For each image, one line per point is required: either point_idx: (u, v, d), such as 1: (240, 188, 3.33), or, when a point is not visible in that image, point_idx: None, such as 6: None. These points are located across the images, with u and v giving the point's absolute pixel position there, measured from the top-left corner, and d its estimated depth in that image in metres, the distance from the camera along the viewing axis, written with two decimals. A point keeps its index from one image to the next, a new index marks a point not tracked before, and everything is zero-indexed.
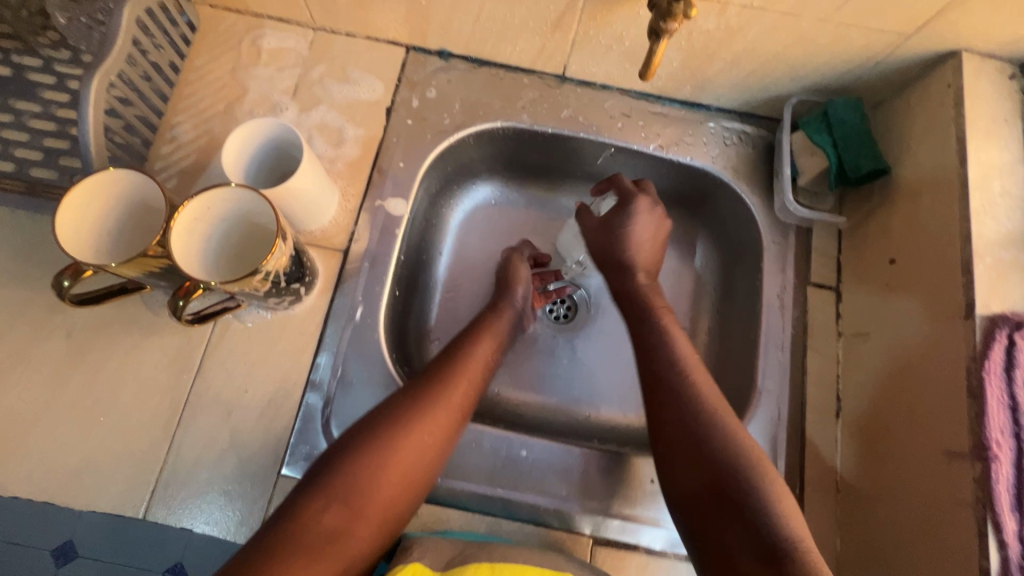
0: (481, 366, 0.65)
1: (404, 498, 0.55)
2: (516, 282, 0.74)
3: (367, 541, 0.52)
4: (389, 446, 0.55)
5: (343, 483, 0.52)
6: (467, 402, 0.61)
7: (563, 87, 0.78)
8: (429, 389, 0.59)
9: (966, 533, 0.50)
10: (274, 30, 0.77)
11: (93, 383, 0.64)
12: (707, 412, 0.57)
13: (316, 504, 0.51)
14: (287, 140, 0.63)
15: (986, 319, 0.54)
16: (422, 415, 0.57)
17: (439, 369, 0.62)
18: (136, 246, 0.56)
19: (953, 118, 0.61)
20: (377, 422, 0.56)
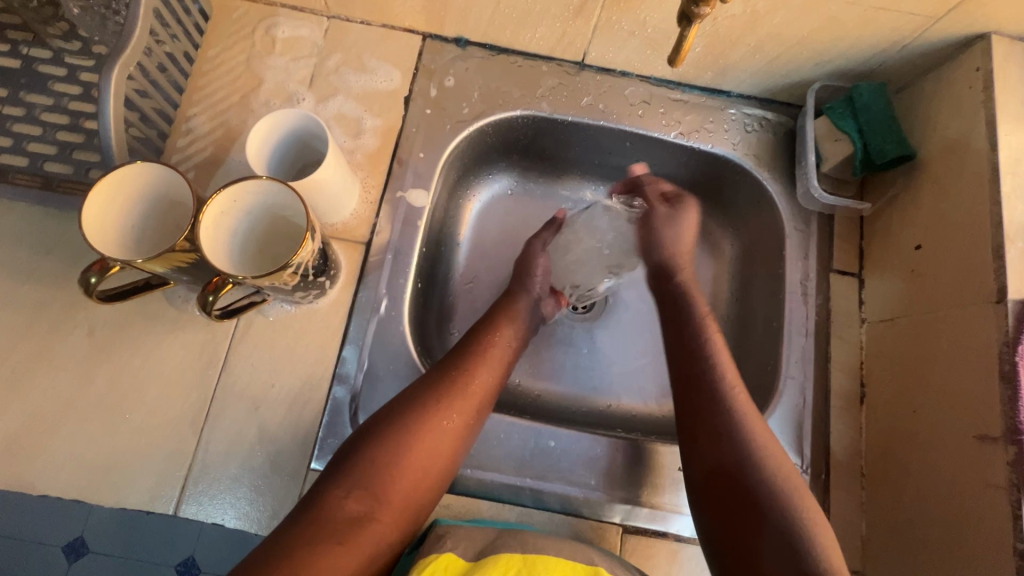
0: (500, 354, 0.64)
1: (426, 487, 0.54)
2: (530, 269, 0.74)
3: (389, 529, 0.51)
4: (407, 435, 0.54)
5: (363, 471, 0.52)
6: (488, 391, 0.60)
7: (582, 74, 0.77)
8: (447, 378, 0.58)
9: (1000, 515, 0.51)
10: (288, 19, 0.75)
11: (117, 380, 0.63)
12: (739, 418, 0.57)
13: (338, 493, 0.51)
14: (312, 131, 0.62)
15: (1018, 304, 0.54)
16: (439, 402, 0.57)
17: (457, 357, 0.61)
18: (161, 240, 0.56)
19: (983, 102, 0.61)
20: (399, 410, 0.56)
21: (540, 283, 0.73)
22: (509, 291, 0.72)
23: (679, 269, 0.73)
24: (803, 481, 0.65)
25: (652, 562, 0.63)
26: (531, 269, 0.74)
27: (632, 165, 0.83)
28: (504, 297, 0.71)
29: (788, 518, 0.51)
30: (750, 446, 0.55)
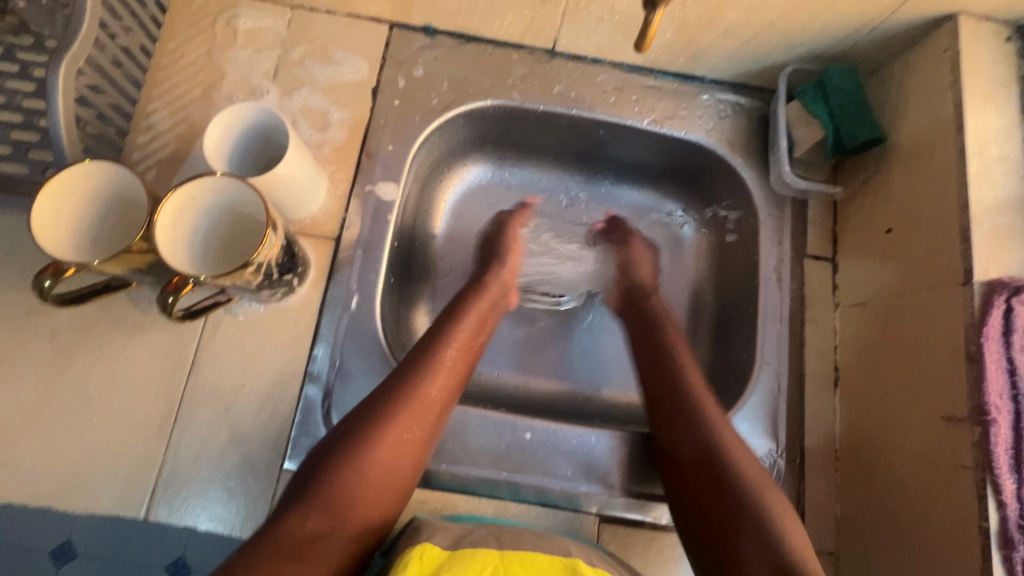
0: (464, 347, 0.62)
1: (390, 495, 0.52)
2: (503, 251, 0.73)
3: (354, 544, 0.49)
4: (369, 445, 0.51)
5: (325, 486, 0.49)
6: (449, 392, 0.58)
7: (553, 62, 0.76)
8: (408, 379, 0.56)
9: (966, 494, 0.51)
10: (250, 9, 0.73)
11: (83, 385, 0.62)
12: (709, 424, 0.57)
13: (297, 513, 0.47)
14: (273, 126, 0.61)
15: (983, 285, 0.54)
16: (401, 409, 0.54)
17: (415, 358, 0.59)
18: (121, 234, 0.55)
19: (951, 83, 0.61)
20: (358, 422, 0.53)
21: (512, 268, 0.72)
22: (475, 279, 0.70)
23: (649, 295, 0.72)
24: (777, 465, 0.66)
25: (629, 550, 0.63)
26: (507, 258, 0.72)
27: (608, 154, 0.82)
28: (471, 285, 0.69)
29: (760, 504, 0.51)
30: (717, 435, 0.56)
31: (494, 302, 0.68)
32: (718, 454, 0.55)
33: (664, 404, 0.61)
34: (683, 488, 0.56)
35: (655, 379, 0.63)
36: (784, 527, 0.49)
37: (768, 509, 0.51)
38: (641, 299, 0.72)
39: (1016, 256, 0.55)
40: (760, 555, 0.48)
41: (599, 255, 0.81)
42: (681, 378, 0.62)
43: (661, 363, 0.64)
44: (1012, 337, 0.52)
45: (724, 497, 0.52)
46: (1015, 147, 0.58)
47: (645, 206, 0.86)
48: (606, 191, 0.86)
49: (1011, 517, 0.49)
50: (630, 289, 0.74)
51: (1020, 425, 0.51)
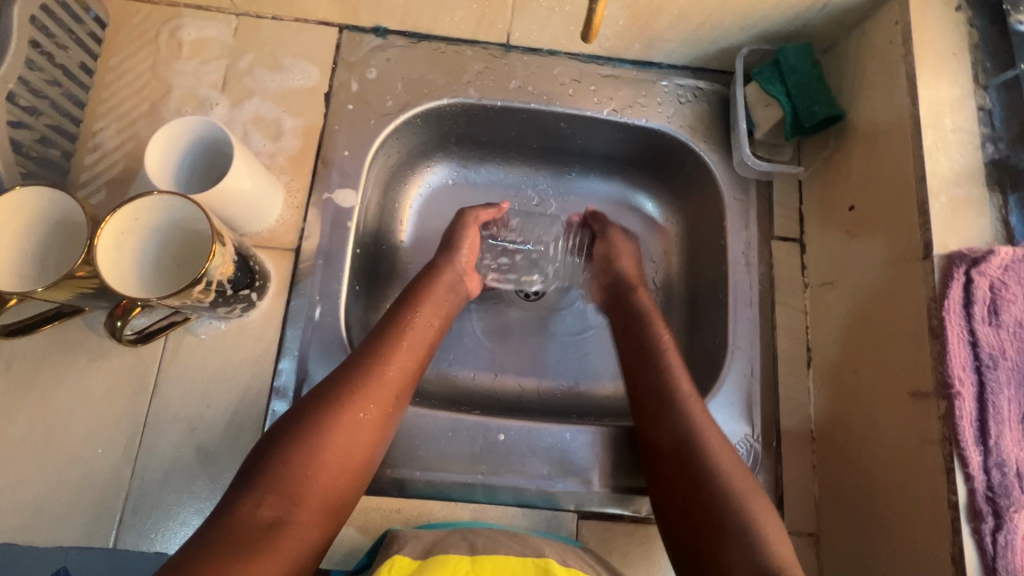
0: (420, 332, 0.60)
1: (345, 485, 0.50)
2: (458, 239, 0.70)
3: (307, 531, 0.47)
4: (320, 426, 0.50)
5: (275, 471, 0.47)
6: (405, 377, 0.57)
7: (508, 56, 0.75)
8: (360, 364, 0.55)
9: (934, 468, 0.51)
10: (193, 19, 0.71)
11: (43, 415, 0.60)
12: (690, 417, 0.57)
13: (247, 498, 0.46)
14: (217, 138, 0.59)
15: (943, 258, 0.53)
16: (355, 392, 0.53)
17: (369, 342, 0.57)
18: (72, 244, 0.53)
19: (903, 56, 0.60)
20: (307, 406, 0.52)
21: (470, 256, 0.70)
22: (430, 265, 0.68)
23: (636, 292, 0.71)
24: (754, 449, 0.66)
25: (609, 547, 0.63)
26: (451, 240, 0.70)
27: (572, 146, 0.81)
28: (424, 271, 0.67)
29: (735, 498, 0.51)
30: (688, 424, 0.57)
31: (450, 286, 0.66)
32: (693, 441, 0.55)
33: (644, 392, 0.61)
34: (659, 471, 0.57)
35: (635, 360, 0.64)
36: (764, 532, 0.49)
37: (752, 515, 0.50)
38: (626, 292, 0.71)
39: (974, 227, 0.54)
40: (748, 552, 0.48)
41: (573, 246, 0.80)
42: (654, 352, 0.63)
43: (643, 347, 0.64)
44: (973, 308, 0.51)
45: (697, 483, 0.53)
46: (969, 116, 0.58)
47: (613, 197, 0.84)
48: (573, 183, 0.84)
49: (978, 489, 0.49)
50: (613, 283, 0.73)
51: (984, 397, 0.50)
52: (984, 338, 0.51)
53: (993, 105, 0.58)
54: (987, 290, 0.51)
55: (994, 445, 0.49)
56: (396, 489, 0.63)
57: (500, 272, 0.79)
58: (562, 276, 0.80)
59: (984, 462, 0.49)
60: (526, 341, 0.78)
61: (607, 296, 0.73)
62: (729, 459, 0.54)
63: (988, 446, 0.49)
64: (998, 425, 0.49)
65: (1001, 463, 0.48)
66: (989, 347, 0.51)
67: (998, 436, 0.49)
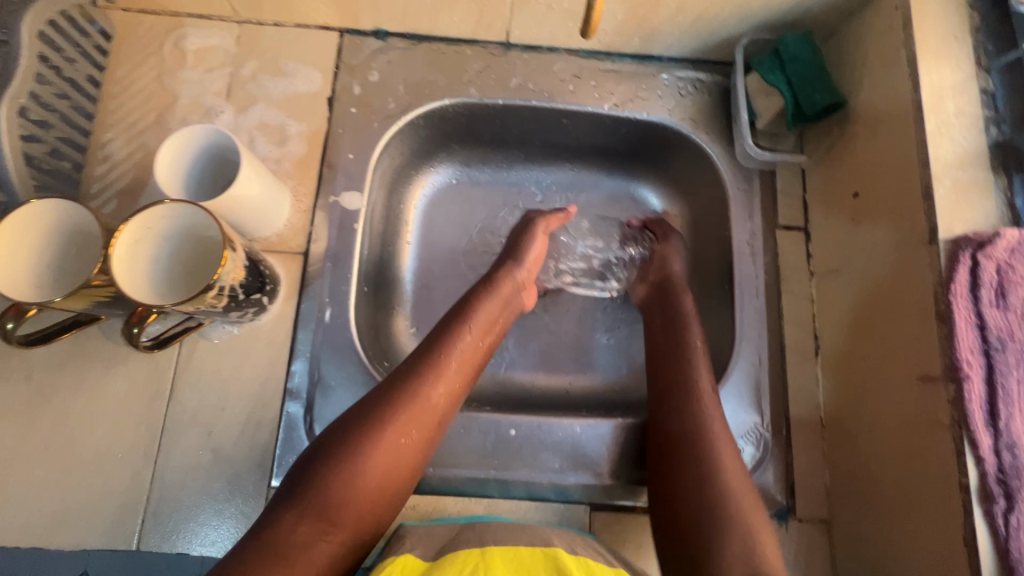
0: (469, 352, 0.60)
1: (382, 503, 0.51)
2: (520, 250, 0.70)
3: (341, 547, 0.48)
4: (366, 446, 0.50)
5: (318, 490, 0.48)
6: (451, 399, 0.57)
7: (509, 54, 0.76)
8: (409, 385, 0.55)
9: (944, 452, 0.51)
10: (196, 29, 0.72)
11: (64, 422, 0.62)
12: (701, 415, 0.58)
13: (289, 515, 0.46)
14: (226, 146, 0.60)
15: (949, 243, 0.53)
16: (402, 413, 0.53)
17: (421, 362, 0.57)
18: (88, 258, 0.55)
19: (903, 41, 0.60)
20: (355, 424, 0.52)
21: (529, 271, 0.70)
22: (489, 276, 0.67)
23: (684, 292, 0.70)
24: (764, 437, 0.67)
25: (622, 539, 0.64)
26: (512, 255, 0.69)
27: (574, 143, 0.81)
28: (481, 282, 0.67)
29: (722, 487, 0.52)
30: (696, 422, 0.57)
31: (502, 304, 0.66)
32: (705, 440, 0.56)
33: (664, 390, 0.61)
34: (665, 462, 0.57)
35: (659, 364, 0.64)
36: (749, 522, 0.50)
37: (738, 505, 0.51)
38: (671, 292, 0.70)
39: (979, 211, 0.54)
40: (736, 545, 0.49)
41: (638, 252, 0.78)
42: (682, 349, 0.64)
43: (671, 346, 0.65)
44: (980, 291, 0.51)
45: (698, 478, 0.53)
46: (971, 99, 0.57)
47: (617, 191, 0.85)
48: (577, 179, 0.85)
49: (990, 472, 0.49)
50: (659, 283, 0.72)
51: (994, 379, 0.50)
52: (992, 321, 0.51)
53: (996, 88, 0.58)
54: (994, 273, 0.51)
55: (1005, 427, 0.49)
56: None
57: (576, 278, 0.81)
58: (626, 280, 0.79)
59: (995, 444, 0.49)
60: (535, 337, 0.79)
61: (648, 295, 0.73)
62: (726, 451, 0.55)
63: (999, 428, 0.49)
64: (1008, 407, 0.49)
65: (1012, 444, 0.48)
66: (997, 329, 0.51)
67: (1008, 418, 0.49)
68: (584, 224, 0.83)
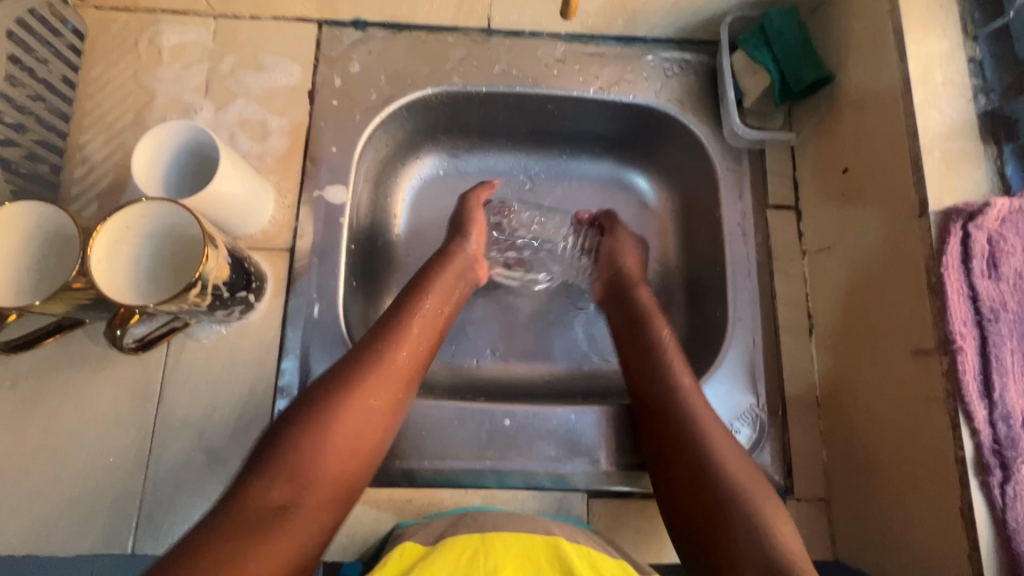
0: (428, 319, 0.60)
1: (355, 466, 0.50)
2: (467, 224, 0.70)
3: (319, 512, 0.47)
4: (330, 410, 0.50)
5: (286, 454, 0.47)
6: (415, 362, 0.56)
7: (491, 41, 0.74)
8: (369, 349, 0.55)
9: (940, 425, 0.51)
10: (171, 25, 0.71)
11: (53, 428, 0.61)
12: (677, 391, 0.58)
13: (258, 480, 0.46)
14: (203, 142, 0.59)
15: (939, 215, 0.53)
16: (366, 376, 0.53)
17: (378, 329, 0.57)
18: (64, 258, 0.53)
19: (889, 12, 0.59)
20: (317, 393, 0.51)
21: (478, 241, 0.69)
22: (439, 253, 0.68)
23: (636, 287, 0.70)
24: (760, 418, 0.66)
25: (620, 524, 0.63)
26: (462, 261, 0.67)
27: (561, 128, 0.80)
28: (436, 257, 0.67)
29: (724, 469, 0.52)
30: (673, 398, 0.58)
31: (461, 270, 0.66)
32: (674, 409, 0.57)
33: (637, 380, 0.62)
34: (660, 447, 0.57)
35: (635, 368, 0.63)
36: (760, 509, 0.50)
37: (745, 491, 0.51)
38: (625, 286, 0.70)
39: (969, 181, 0.54)
40: (747, 537, 0.48)
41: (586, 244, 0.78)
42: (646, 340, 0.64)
43: (637, 334, 0.65)
44: (972, 262, 0.51)
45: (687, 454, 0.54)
46: (960, 69, 0.57)
47: (606, 176, 0.84)
48: (564, 166, 0.84)
49: (985, 443, 0.48)
50: (613, 278, 0.72)
51: (986, 350, 0.49)
52: (984, 291, 0.50)
53: (984, 56, 0.57)
54: (985, 243, 0.51)
55: (999, 398, 0.49)
56: (406, 480, 0.63)
57: (507, 266, 0.79)
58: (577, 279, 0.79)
59: (990, 415, 0.48)
60: (529, 326, 0.78)
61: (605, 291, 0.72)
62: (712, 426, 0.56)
63: (993, 399, 0.49)
64: (1002, 378, 0.49)
65: (1007, 415, 0.48)
66: (990, 300, 0.50)
67: (1002, 389, 0.49)
68: (524, 213, 0.82)
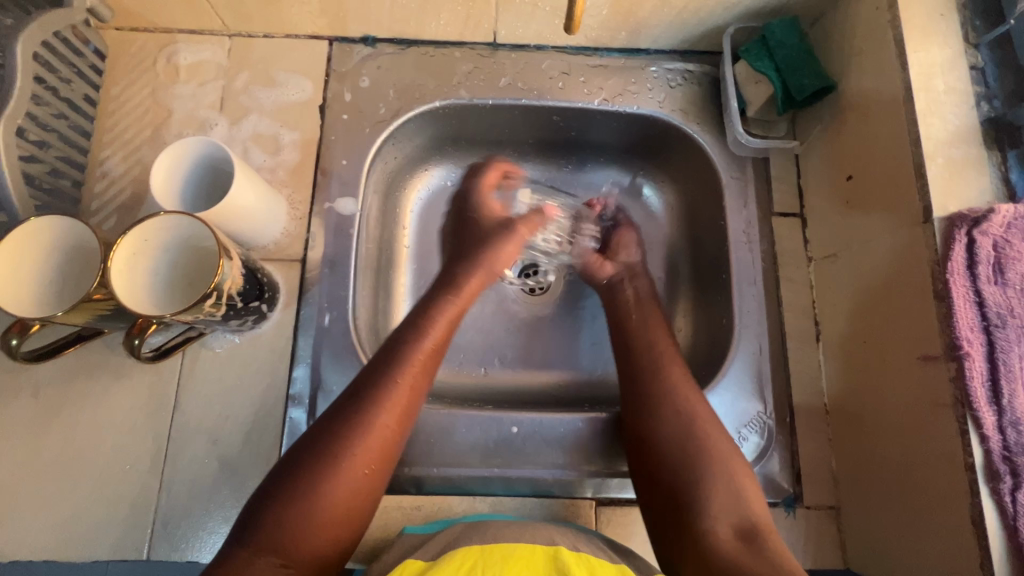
0: (422, 370, 0.58)
1: (346, 528, 0.50)
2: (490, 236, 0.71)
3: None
4: (316, 479, 0.50)
5: (272, 524, 0.47)
6: (403, 419, 0.55)
7: (497, 55, 0.76)
8: (358, 410, 0.53)
9: (948, 432, 0.51)
10: (188, 44, 0.74)
11: (73, 436, 0.63)
12: (661, 373, 0.61)
13: (245, 550, 0.47)
14: (220, 158, 0.61)
15: (944, 221, 0.53)
16: (353, 440, 0.52)
17: (370, 386, 0.55)
18: (84, 272, 0.55)
19: (890, 22, 0.60)
20: (302, 459, 0.51)
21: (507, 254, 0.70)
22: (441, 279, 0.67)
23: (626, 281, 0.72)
24: (768, 425, 0.66)
25: (629, 532, 0.63)
26: (489, 265, 0.68)
27: (567, 139, 0.81)
28: (437, 287, 0.66)
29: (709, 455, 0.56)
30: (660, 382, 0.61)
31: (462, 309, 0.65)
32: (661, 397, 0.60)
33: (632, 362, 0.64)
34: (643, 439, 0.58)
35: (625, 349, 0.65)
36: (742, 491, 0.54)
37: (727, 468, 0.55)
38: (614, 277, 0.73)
39: (973, 188, 0.54)
40: (726, 516, 0.53)
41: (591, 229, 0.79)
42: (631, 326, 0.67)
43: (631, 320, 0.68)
44: (978, 268, 0.51)
45: (680, 443, 0.56)
46: (962, 76, 0.57)
47: (612, 185, 0.85)
48: (570, 175, 0.85)
49: (995, 449, 0.48)
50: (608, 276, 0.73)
51: (995, 356, 0.49)
52: (991, 297, 0.50)
53: (985, 63, 0.58)
54: (990, 249, 0.51)
55: (1008, 405, 0.48)
56: (415, 487, 0.64)
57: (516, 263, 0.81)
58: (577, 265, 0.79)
59: (999, 421, 0.48)
60: (537, 335, 0.79)
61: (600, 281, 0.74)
62: (698, 411, 0.58)
63: (1002, 406, 0.48)
64: (1011, 384, 0.49)
65: (1016, 421, 0.48)
66: (996, 306, 0.50)
67: (1012, 395, 0.48)
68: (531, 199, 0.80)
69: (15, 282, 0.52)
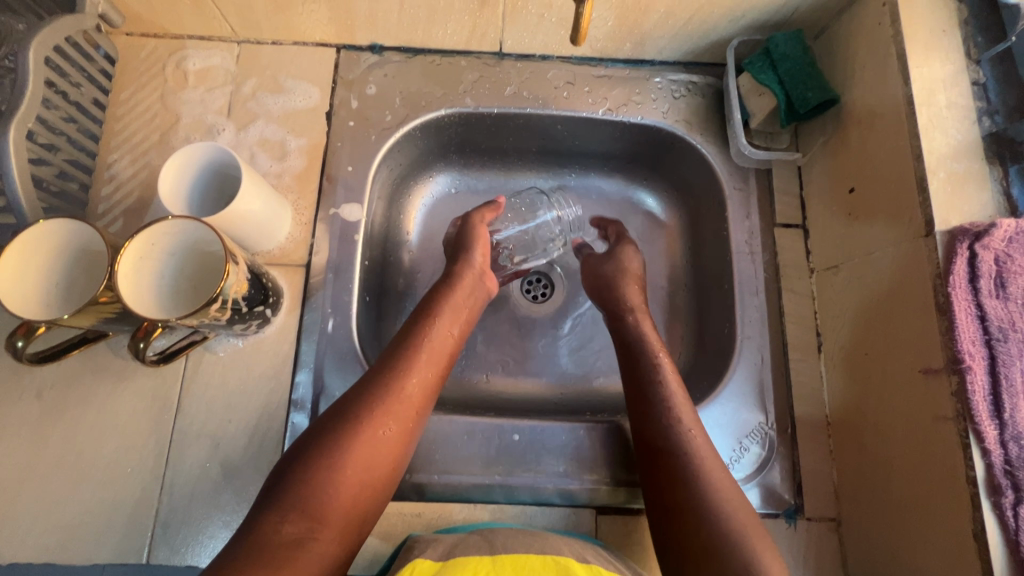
0: (439, 345, 0.61)
1: (369, 496, 0.51)
2: (471, 241, 0.70)
3: (333, 545, 0.48)
4: (343, 443, 0.51)
5: (299, 490, 0.48)
6: (425, 391, 0.57)
7: (502, 64, 0.77)
8: (381, 380, 0.55)
9: (949, 445, 0.51)
10: (198, 50, 0.74)
11: (75, 438, 0.63)
12: (665, 396, 0.60)
13: (272, 515, 0.47)
14: (227, 163, 0.62)
15: (946, 235, 0.53)
16: (378, 407, 0.53)
17: (391, 358, 0.58)
18: (90, 275, 0.56)
19: (892, 37, 0.61)
20: (328, 426, 0.52)
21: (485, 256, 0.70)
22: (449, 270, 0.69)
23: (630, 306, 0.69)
24: (769, 436, 0.66)
25: (629, 542, 0.63)
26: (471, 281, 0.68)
27: (571, 147, 0.82)
28: (445, 278, 0.68)
29: (708, 485, 0.54)
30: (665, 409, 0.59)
31: (472, 291, 0.68)
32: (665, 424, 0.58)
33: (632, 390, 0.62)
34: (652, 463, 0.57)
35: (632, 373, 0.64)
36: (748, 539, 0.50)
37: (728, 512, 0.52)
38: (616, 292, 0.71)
39: (974, 202, 0.54)
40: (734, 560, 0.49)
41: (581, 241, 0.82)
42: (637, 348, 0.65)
43: (635, 343, 0.66)
44: (980, 282, 0.51)
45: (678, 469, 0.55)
46: (964, 91, 0.57)
47: (614, 194, 0.85)
48: (574, 183, 0.85)
49: (996, 463, 0.48)
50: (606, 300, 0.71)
51: (996, 370, 0.50)
52: (992, 311, 0.51)
53: (987, 79, 0.58)
54: (992, 263, 0.51)
55: (1009, 419, 0.48)
56: (416, 494, 0.63)
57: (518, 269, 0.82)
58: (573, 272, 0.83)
59: (1000, 435, 0.48)
60: (540, 342, 0.79)
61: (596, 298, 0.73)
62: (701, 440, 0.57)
63: (1004, 420, 0.49)
64: (1012, 398, 0.49)
65: (1017, 435, 0.48)
66: (998, 320, 0.51)
67: (1013, 409, 0.49)
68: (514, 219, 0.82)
69: (23, 283, 0.53)
